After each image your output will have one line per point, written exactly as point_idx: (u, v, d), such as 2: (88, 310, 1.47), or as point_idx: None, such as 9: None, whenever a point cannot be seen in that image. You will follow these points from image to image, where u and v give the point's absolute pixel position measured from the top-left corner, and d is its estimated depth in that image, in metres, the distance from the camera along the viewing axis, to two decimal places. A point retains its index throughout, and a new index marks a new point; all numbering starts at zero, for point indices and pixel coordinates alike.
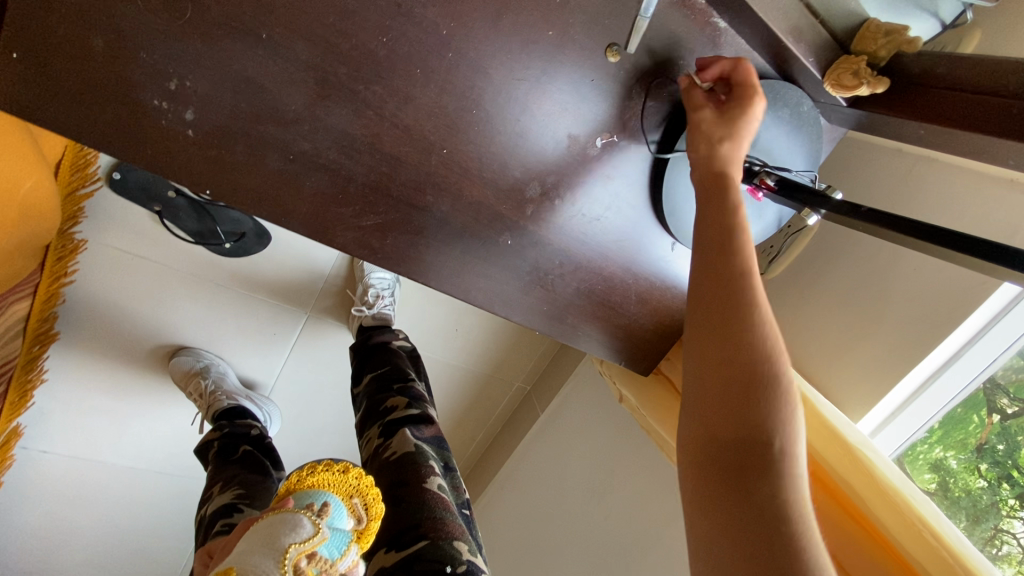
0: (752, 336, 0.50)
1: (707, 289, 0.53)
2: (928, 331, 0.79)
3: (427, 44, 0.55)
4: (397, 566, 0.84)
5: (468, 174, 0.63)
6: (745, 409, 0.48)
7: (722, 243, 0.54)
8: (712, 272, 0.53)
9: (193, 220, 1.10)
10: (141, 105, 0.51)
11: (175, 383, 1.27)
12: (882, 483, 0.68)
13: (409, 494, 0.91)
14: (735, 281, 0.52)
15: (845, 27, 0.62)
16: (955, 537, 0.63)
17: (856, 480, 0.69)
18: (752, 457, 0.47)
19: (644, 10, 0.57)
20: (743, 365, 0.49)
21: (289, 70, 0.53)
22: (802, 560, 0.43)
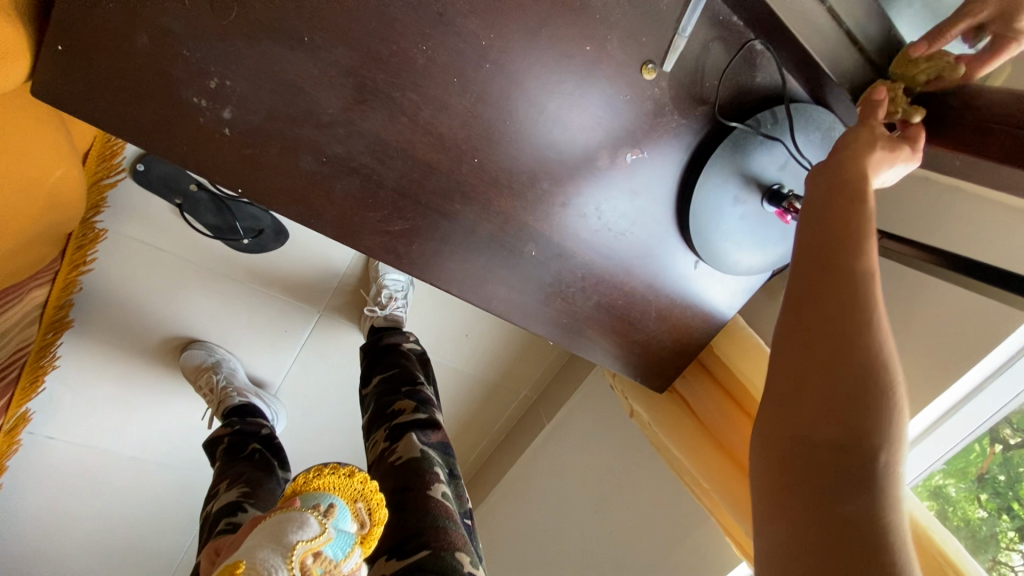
0: (864, 338, 0.44)
1: (814, 275, 0.48)
2: (948, 363, 0.79)
3: (465, 54, 0.55)
4: (399, 573, 0.83)
5: (498, 184, 0.64)
6: (847, 416, 0.43)
7: (830, 229, 0.48)
8: (818, 265, 0.48)
9: (213, 215, 1.10)
10: (181, 102, 0.52)
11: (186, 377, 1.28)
12: (903, 516, 0.66)
13: (414, 501, 0.90)
14: (847, 269, 0.46)
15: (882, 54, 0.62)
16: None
17: None
18: (848, 470, 0.43)
19: (683, 29, 0.58)
20: (849, 363, 0.44)
21: (328, 74, 0.53)
22: None
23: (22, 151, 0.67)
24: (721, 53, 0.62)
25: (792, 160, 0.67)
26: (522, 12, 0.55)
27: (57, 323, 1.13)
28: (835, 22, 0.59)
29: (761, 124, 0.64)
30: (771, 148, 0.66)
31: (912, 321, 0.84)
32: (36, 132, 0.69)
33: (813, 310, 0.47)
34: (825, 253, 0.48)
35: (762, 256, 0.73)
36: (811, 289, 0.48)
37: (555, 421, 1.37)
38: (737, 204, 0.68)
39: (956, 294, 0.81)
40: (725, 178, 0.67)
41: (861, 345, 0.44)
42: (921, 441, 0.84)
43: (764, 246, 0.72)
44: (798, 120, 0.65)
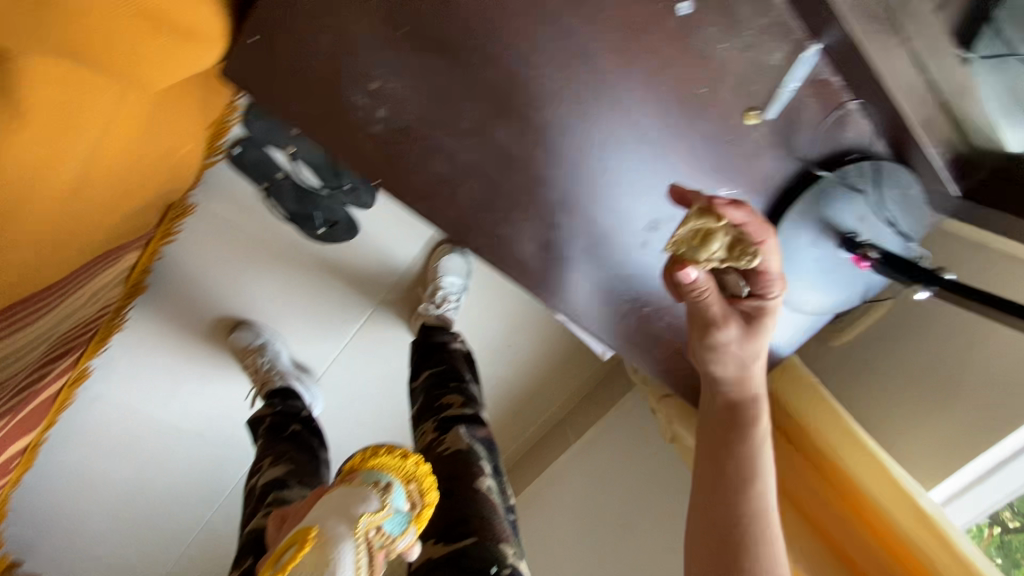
0: (745, 524, 0.67)
1: (706, 448, 0.73)
2: (996, 424, 0.82)
3: (595, 85, 0.61)
4: (445, 559, 0.86)
5: (598, 203, 0.69)
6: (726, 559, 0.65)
7: (723, 424, 0.73)
8: (711, 466, 0.71)
9: (293, 203, 1.15)
10: (343, 98, 0.58)
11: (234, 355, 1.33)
12: (957, 556, 0.67)
13: (459, 493, 0.93)
14: (728, 449, 0.71)
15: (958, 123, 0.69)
16: None
17: (933, 553, 0.69)
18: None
19: (791, 81, 0.65)
20: (732, 523, 0.67)
21: (473, 88, 0.59)
22: None
23: (158, 121, 0.69)
24: (818, 109, 0.68)
25: (870, 212, 0.72)
26: (650, 53, 0.61)
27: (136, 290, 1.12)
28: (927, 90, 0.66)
29: (846, 176, 0.70)
30: (854, 199, 0.71)
31: (964, 381, 0.87)
32: (175, 104, 0.72)
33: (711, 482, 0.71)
34: (722, 450, 0.72)
35: (824, 298, 0.78)
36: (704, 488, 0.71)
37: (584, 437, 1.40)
38: (813, 246, 0.73)
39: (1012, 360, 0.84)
40: (805, 223, 0.72)
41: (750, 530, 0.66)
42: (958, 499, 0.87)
43: (832, 287, 0.77)
44: (882, 176, 0.70)
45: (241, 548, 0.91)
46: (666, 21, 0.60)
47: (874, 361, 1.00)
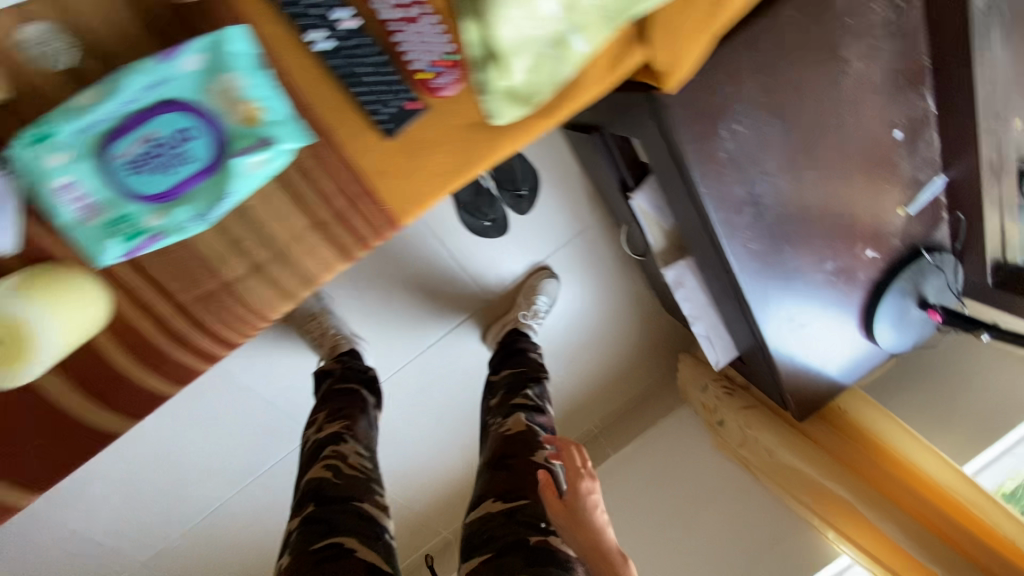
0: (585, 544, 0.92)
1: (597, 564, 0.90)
2: (981, 438, 1.19)
3: (839, 165, 0.94)
4: (501, 513, 1.03)
5: (807, 248, 1.01)
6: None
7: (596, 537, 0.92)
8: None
9: (467, 193, 1.31)
10: (716, 129, 0.84)
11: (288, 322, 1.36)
12: (966, 476, 1.06)
13: (518, 469, 1.10)
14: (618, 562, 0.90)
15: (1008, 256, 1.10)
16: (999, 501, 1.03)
17: (955, 483, 1.06)
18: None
19: (927, 192, 1.03)
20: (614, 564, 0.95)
21: (784, 146, 0.89)
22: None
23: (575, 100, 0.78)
24: (933, 215, 1.07)
25: (945, 284, 1.12)
26: (865, 161, 0.96)
27: None
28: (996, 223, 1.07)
29: (934, 259, 1.09)
30: (938, 274, 1.11)
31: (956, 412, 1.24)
32: None
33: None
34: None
35: (893, 335, 1.16)
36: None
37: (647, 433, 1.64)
38: (905, 300, 1.12)
39: (1000, 385, 1.23)
40: (901, 283, 1.10)
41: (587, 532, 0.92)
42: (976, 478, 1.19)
43: (905, 329, 1.16)
44: (953, 264, 1.11)
45: (304, 493, 1.00)
46: (888, 140, 0.95)
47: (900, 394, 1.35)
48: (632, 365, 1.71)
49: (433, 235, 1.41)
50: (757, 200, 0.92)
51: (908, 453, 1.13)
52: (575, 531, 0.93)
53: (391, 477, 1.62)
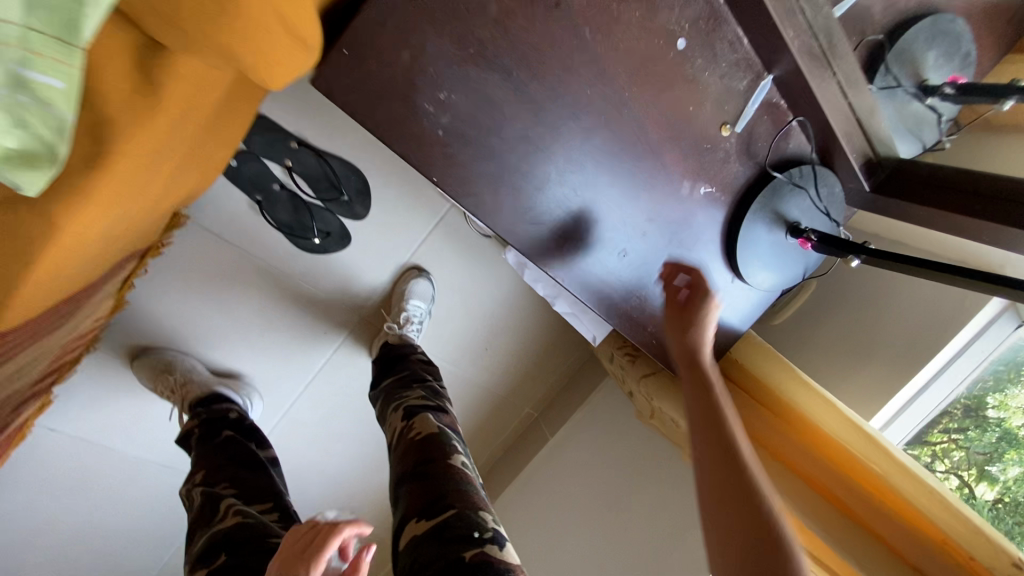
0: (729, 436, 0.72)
1: (710, 434, 0.73)
2: (904, 362, 1.00)
3: (608, 102, 0.76)
4: (428, 532, 0.82)
5: (613, 206, 0.85)
6: (738, 484, 0.68)
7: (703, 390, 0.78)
8: (690, 359, 0.83)
9: (288, 213, 1.18)
10: (416, 106, 0.67)
11: (141, 379, 1.24)
12: (858, 426, 0.91)
13: (436, 474, 0.90)
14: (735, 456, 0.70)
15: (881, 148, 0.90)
16: (894, 447, 0.88)
17: (848, 436, 0.90)
18: (775, 545, 0.63)
19: (751, 102, 0.83)
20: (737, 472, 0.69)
21: (520, 100, 0.72)
22: (755, 507, 0.66)
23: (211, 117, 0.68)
24: (771, 125, 0.87)
25: (809, 203, 0.91)
26: (646, 87, 0.77)
27: (111, 312, 1.08)
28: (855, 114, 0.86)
29: (792, 177, 0.89)
30: (798, 194, 0.90)
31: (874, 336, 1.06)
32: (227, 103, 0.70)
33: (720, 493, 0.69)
34: (686, 362, 0.82)
35: (773, 275, 0.96)
36: (707, 430, 0.74)
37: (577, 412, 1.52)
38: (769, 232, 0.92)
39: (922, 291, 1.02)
40: (758, 216, 0.90)
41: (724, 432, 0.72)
42: (905, 411, 1.01)
43: (783, 265, 0.95)
44: (816, 176, 0.90)
45: (206, 552, 0.83)
46: (667, 54, 0.76)
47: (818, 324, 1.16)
48: (549, 342, 1.59)
49: (268, 266, 1.26)
50: (516, 170, 0.76)
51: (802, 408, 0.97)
52: (699, 398, 0.77)
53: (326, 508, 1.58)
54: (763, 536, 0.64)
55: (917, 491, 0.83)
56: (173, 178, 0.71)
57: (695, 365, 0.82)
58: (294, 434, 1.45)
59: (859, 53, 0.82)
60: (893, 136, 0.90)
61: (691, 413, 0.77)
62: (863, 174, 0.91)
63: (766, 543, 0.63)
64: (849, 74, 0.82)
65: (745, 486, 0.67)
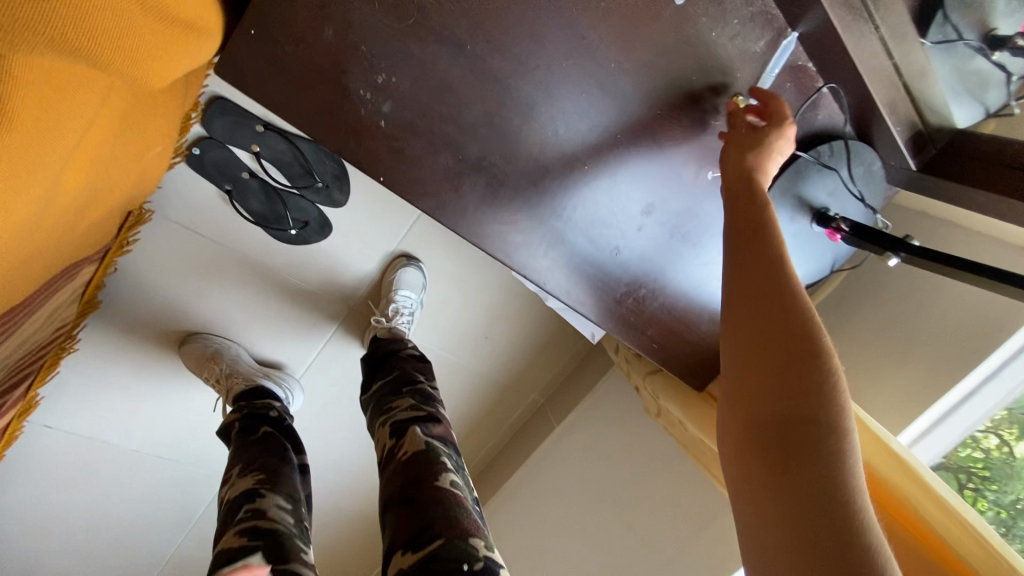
0: (803, 323, 0.51)
1: (758, 314, 0.53)
2: (946, 370, 0.87)
3: (591, 75, 0.63)
4: (415, 566, 0.77)
5: (604, 198, 0.71)
6: (789, 390, 0.49)
7: (764, 258, 0.55)
8: (753, 218, 0.58)
9: (261, 202, 1.10)
10: (349, 93, 0.56)
11: (188, 368, 1.22)
12: (888, 450, 0.78)
13: (424, 498, 0.84)
14: (794, 330, 0.51)
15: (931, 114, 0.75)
16: (930, 477, 0.75)
17: (877, 462, 0.78)
18: (812, 441, 0.47)
19: (771, 68, 0.68)
20: (799, 367, 0.49)
21: (480, 80, 0.59)
22: (825, 451, 0.47)
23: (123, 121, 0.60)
24: (796, 93, 0.72)
25: (840, 186, 0.76)
26: (639, 54, 0.63)
27: (85, 312, 1.03)
28: (899, 74, 0.72)
29: (821, 155, 0.74)
30: (826, 176, 0.76)
31: (916, 333, 0.92)
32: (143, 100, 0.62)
33: (753, 374, 0.52)
34: (745, 220, 0.58)
35: (797, 267, 0.82)
36: (750, 288, 0.55)
37: (584, 403, 1.43)
38: (791, 222, 0.78)
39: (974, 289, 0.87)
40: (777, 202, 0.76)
41: (785, 313, 0.51)
42: (935, 430, 0.90)
43: (808, 259, 0.81)
44: (850, 153, 0.75)
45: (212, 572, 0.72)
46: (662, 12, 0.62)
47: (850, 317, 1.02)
48: (553, 328, 1.49)
49: (249, 258, 1.19)
50: (485, 163, 0.64)
51: None
52: (750, 262, 0.56)
53: (331, 496, 1.56)
54: (804, 427, 0.48)
55: (954, 535, 0.70)
56: (90, 186, 0.63)
57: (765, 226, 0.57)
58: None
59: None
60: (948, 100, 0.75)
61: (725, 289, 0.57)
62: (908, 147, 0.76)
63: (799, 437, 0.48)
64: (891, 22, 0.68)
65: (797, 377, 0.49)
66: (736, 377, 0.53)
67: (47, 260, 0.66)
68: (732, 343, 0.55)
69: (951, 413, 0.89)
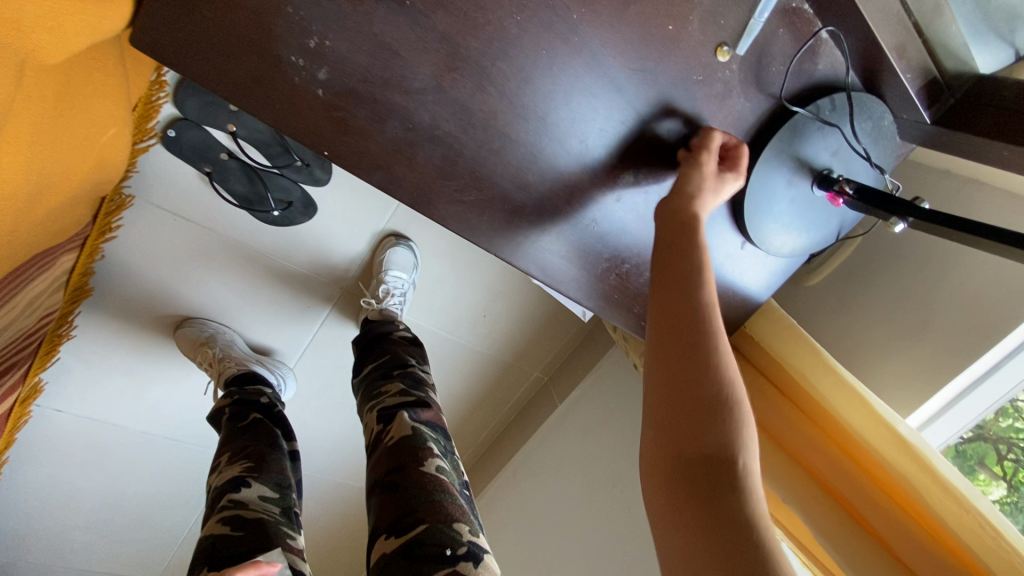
0: (719, 366, 0.52)
1: (677, 355, 0.53)
2: (967, 344, 0.80)
3: (551, 29, 0.57)
4: (397, 553, 0.73)
5: (575, 165, 0.66)
6: (706, 430, 0.50)
7: (686, 299, 0.56)
8: (679, 265, 0.58)
9: (242, 184, 1.07)
10: (280, 60, 0.52)
11: (183, 353, 1.23)
12: (893, 434, 0.71)
13: (407, 482, 0.79)
14: (709, 370, 0.52)
15: (948, 59, 0.67)
16: (942, 465, 0.68)
17: (884, 448, 0.72)
18: (726, 483, 0.48)
19: (759, 14, 0.60)
20: (713, 410, 0.50)
21: (425, 39, 0.54)
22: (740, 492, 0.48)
23: (54, 98, 0.57)
24: (789, 41, 0.64)
25: (844, 145, 0.69)
26: (604, 3, 0.57)
27: (76, 298, 1.04)
28: (907, 14, 0.63)
29: (820, 110, 0.66)
30: (827, 133, 0.68)
31: (934, 304, 0.85)
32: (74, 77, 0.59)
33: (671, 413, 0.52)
34: (671, 265, 0.59)
35: (797, 236, 0.75)
36: (670, 334, 0.55)
37: (586, 380, 1.39)
38: (788, 186, 0.70)
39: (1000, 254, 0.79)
40: (771, 164, 0.68)
41: (704, 355, 0.52)
42: (951, 410, 0.83)
43: (808, 226, 0.74)
44: (854, 107, 0.67)
45: (195, 561, 0.70)
46: None
47: (860, 288, 0.95)
48: (553, 305, 1.45)
49: (236, 242, 1.18)
50: (439, 133, 0.59)
51: (834, 409, 0.77)
52: (673, 299, 0.56)
53: (338, 474, 1.58)
54: (721, 469, 0.48)
55: (970, 535, 0.63)
56: (37, 171, 0.61)
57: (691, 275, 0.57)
58: (294, 407, 1.42)
59: None
60: (970, 41, 0.66)
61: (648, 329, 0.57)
62: (919, 97, 0.68)
63: (719, 478, 0.48)
64: None
65: (712, 425, 0.50)
66: (651, 415, 0.53)
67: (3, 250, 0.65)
68: (651, 382, 0.54)
69: (967, 393, 0.82)
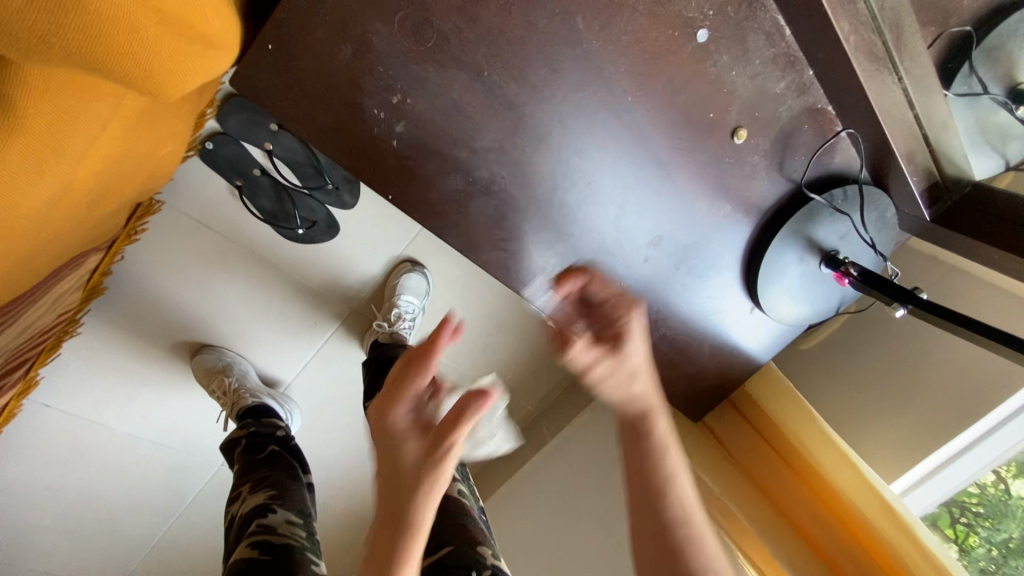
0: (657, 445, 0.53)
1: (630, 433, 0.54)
2: (949, 420, 0.87)
3: (608, 106, 0.62)
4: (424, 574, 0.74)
5: (611, 224, 0.71)
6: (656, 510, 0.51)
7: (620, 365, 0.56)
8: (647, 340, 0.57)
9: (271, 200, 1.10)
10: (363, 111, 0.56)
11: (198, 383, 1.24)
12: (882, 501, 0.76)
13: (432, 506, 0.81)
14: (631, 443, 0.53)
15: (948, 165, 0.75)
16: (928, 536, 0.73)
17: (876, 517, 0.76)
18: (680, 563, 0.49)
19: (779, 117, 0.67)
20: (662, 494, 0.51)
21: (495, 105, 0.59)
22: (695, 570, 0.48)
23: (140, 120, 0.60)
24: (813, 136, 0.70)
25: (852, 231, 0.75)
26: (658, 89, 0.63)
27: (89, 296, 1.03)
28: (918, 126, 0.72)
29: (833, 199, 0.73)
30: (838, 220, 0.74)
31: (918, 379, 0.92)
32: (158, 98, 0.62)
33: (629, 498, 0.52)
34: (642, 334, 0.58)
35: (802, 309, 0.80)
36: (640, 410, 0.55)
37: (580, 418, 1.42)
38: (799, 263, 0.76)
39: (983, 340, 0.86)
40: (785, 242, 0.74)
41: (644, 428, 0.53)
42: (932, 479, 0.90)
43: (814, 300, 0.80)
44: (864, 199, 0.74)
45: None
46: (683, 49, 0.61)
47: (852, 357, 1.01)
48: None
49: (256, 253, 1.19)
50: (495, 188, 0.64)
51: (832, 477, 0.81)
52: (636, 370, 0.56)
53: (323, 493, 1.56)
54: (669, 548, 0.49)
55: None
56: (105, 181, 0.64)
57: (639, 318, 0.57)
58: None
59: (933, 49, 0.68)
60: (969, 151, 0.73)
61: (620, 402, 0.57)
62: (921, 197, 0.76)
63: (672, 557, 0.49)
64: (917, 71, 0.68)
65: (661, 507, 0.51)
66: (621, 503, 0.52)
67: (51, 254, 0.66)
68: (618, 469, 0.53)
69: (947, 465, 0.89)
